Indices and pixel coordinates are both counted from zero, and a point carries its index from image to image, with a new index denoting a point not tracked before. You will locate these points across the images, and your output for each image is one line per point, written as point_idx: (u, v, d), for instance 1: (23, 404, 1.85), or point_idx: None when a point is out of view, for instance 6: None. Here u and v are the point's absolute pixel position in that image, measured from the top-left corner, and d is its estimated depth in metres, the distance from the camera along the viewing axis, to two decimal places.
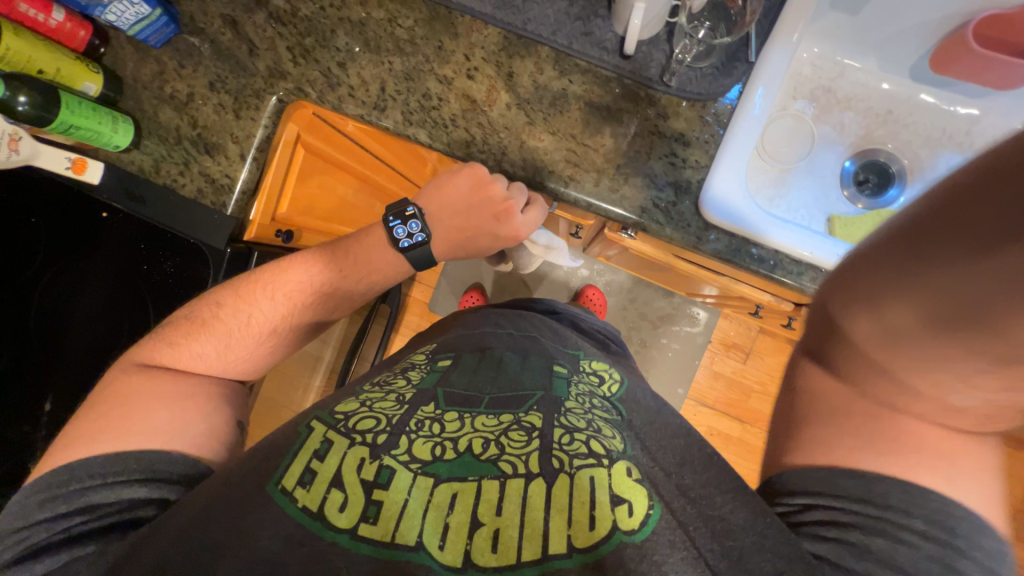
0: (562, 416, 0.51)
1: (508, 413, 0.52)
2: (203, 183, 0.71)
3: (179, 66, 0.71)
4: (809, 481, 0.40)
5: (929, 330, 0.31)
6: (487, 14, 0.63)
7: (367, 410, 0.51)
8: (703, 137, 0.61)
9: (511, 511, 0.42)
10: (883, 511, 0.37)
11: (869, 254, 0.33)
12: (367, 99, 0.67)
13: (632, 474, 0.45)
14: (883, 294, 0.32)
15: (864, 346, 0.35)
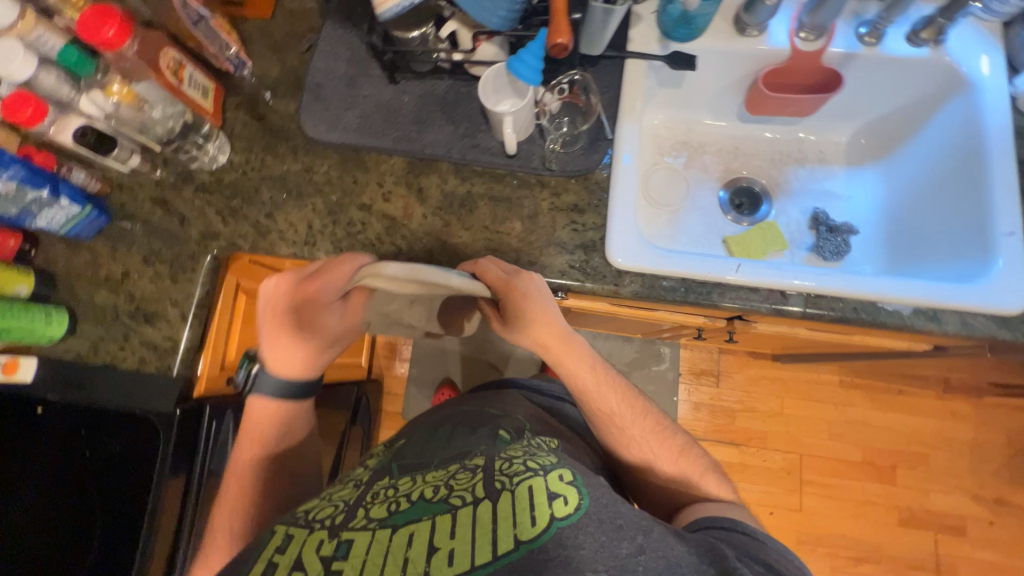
0: (504, 451, 0.53)
1: (455, 463, 0.52)
2: (146, 352, 0.72)
3: (113, 250, 0.75)
4: (710, 518, 0.56)
5: (557, 336, 0.65)
6: (389, 147, 0.74)
7: (326, 501, 0.50)
8: (593, 203, 0.72)
9: (463, 530, 0.42)
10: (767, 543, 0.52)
11: (569, 342, 0.65)
12: (297, 238, 0.73)
13: (564, 477, 0.47)
14: (575, 346, 0.66)
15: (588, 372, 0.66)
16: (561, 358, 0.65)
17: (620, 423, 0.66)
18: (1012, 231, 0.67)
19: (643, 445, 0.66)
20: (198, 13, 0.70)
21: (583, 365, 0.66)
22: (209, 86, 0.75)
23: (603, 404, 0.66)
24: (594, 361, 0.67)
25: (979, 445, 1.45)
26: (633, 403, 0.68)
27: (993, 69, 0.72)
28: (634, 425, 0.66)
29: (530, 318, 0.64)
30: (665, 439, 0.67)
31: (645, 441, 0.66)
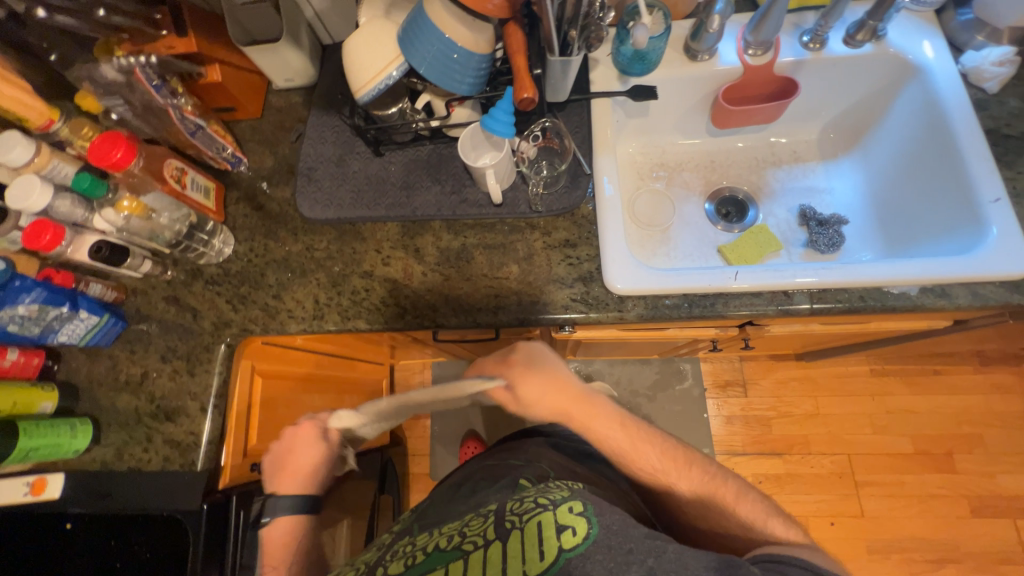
0: (516, 493, 0.56)
1: (470, 512, 0.56)
2: (169, 450, 0.73)
3: (131, 353, 0.78)
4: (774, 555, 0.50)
5: (574, 399, 0.65)
6: (383, 215, 0.78)
7: (357, 566, 0.54)
8: (584, 236, 0.74)
9: (477, 572, 0.47)
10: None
11: (587, 403, 0.65)
12: (305, 315, 0.76)
13: (571, 508, 0.51)
14: (594, 408, 0.65)
15: (615, 429, 0.65)
16: (584, 419, 0.65)
17: (659, 475, 0.64)
18: (996, 198, 0.68)
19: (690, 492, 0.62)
20: (195, 123, 0.76)
21: (610, 425, 0.65)
22: (210, 186, 0.80)
23: (636, 458, 0.64)
24: (620, 418, 0.66)
25: None
26: (672, 454, 0.65)
27: (937, 52, 0.76)
28: (678, 480, 0.63)
29: (538, 394, 0.64)
30: (712, 482, 0.62)
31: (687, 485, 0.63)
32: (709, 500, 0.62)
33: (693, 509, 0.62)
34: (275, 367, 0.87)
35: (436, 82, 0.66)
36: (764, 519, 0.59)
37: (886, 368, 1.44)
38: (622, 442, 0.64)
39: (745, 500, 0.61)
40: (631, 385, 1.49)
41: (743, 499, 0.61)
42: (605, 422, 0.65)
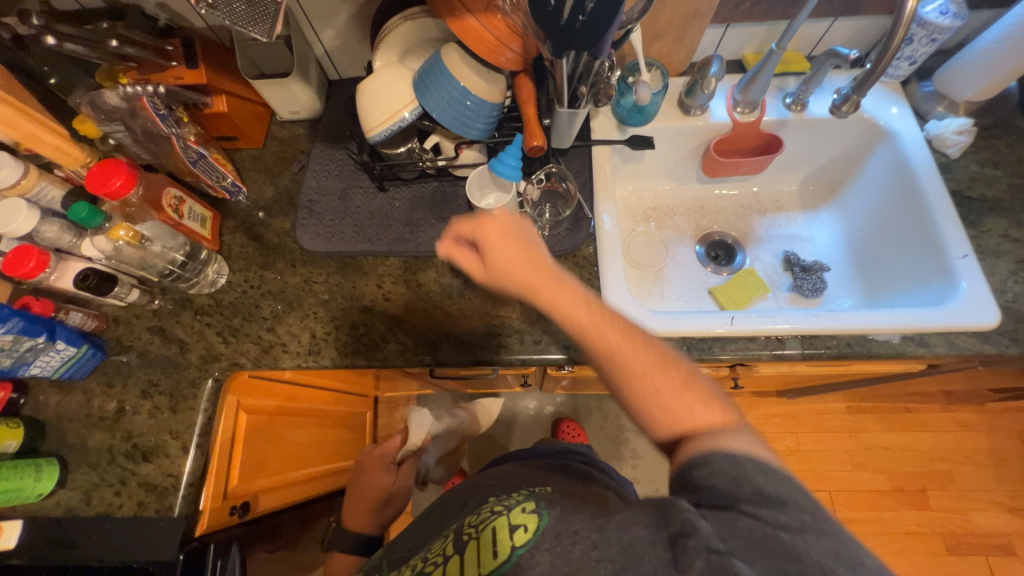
0: (482, 506, 0.53)
1: (440, 536, 0.55)
2: (144, 493, 0.68)
3: (108, 387, 0.73)
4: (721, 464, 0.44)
5: (540, 267, 0.53)
6: (385, 251, 0.78)
7: None
8: (586, 278, 0.76)
9: None
10: (818, 535, 0.37)
11: (552, 270, 0.53)
12: (300, 349, 0.74)
13: (526, 507, 0.46)
14: (560, 277, 0.52)
15: (587, 303, 0.51)
16: (548, 291, 0.52)
17: (635, 358, 0.48)
18: (965, 254, 0.73)
19: (645, 385, 0.47)
20: (198, 152, 0.74)
21: (580, 299, 0.51)
22: (207, 215, 0.78)
23: (599, 345, 0.49)
24: (584, 294, 0.52)
25: (1000, 454, 1.43)
26: (640, 333, 0.49)
27: (903, 118, 0.83)
28: (649, 362, 0.48)
29: (513, 261, 0.53)
30: (666, 377, 0.47)
31: (640, 380, 0.47)
32: (690, 391, 0.47)
33: (647, 405, 0.47)
34: (261, 401, 0.84)
35: (447, 126, 0.68)
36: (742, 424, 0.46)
37: (861, 405, 1.49)
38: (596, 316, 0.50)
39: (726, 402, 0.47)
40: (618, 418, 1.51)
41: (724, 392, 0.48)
42: (582, 294, 0.51)
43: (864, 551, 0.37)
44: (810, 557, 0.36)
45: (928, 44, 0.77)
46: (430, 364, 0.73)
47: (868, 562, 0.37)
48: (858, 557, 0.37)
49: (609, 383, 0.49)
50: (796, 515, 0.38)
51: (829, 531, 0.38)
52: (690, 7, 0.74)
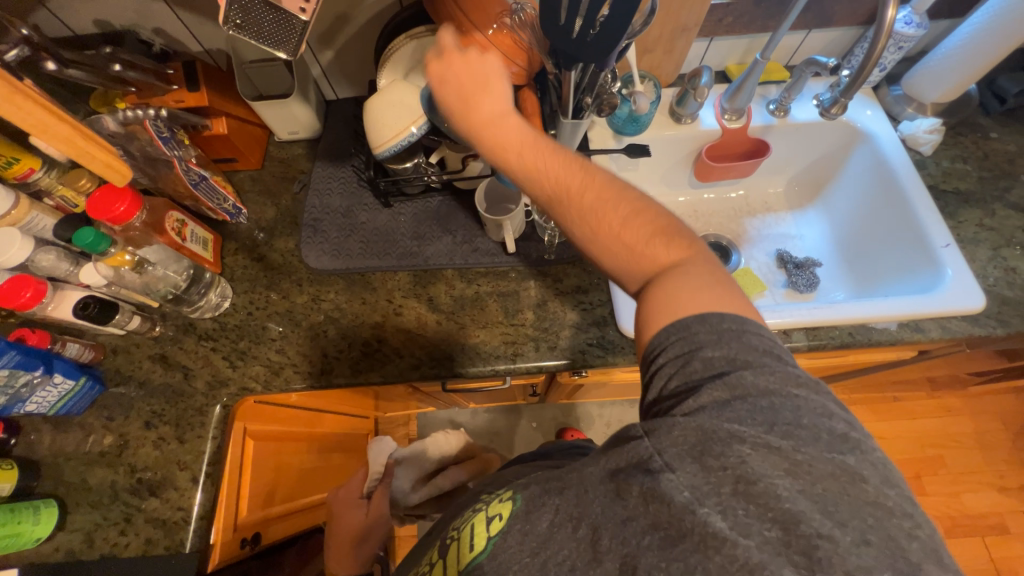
0: (472, 506, 0.53)
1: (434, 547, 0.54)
2: (152, 530, 0.65)
3: (107, 421, 0.70)
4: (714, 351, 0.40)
5: (485, 103, 0.52)
6: (394, 266, 0.78)
7: None
8: (596, 283, 0.77)
9: None
10: (756, 403, 0.37)
11: (494, 111, 0.53)
12: (311, 369, 0.73)
13: (504, 496, 0.46)
14: (500, 115, 0.52)
15: (526, 139, 0.51)
16: (487, 129, 0.52)
17: (577, 197, 0.48)
18: (947, 243, 0.78)
19: (585, 223, 0.47)
20: (199, 174, 0.73)
21: (518, 134, 0.51)
22: (208, 237, 0.77)
23: (534, 179, 0.50)
24: (530, 132, 0.52)
25: (984, 436, 1.49)
26: (580, 169, 0.49)
27: (877, 119, 0.89)
28: (586, 194, 0.48)
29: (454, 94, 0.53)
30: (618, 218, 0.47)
31: (584, 215, 0.47)
32: (629, 228, 0.47)
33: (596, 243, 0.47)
34: (267, 427, 0.81)
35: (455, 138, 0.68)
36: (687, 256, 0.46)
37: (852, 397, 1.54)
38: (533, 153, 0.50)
39: (670, 238, 0.47)
40: (621, 424, 1.53)
41: (670, 232, 0.47)
42: (519, 129, 0.52)
43: (808, 408, 0.37)
44: (745, 432, 0.36)
45: (897, 51, 0.83)
46: (447, 376, 0.73)
47: (806, 423, 0.36)
48: (795, 418, 0.37)
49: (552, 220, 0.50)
50: (733, 386, 0.38)
51: (770, 398, 0.37)
52: (678, 22, 0.78)
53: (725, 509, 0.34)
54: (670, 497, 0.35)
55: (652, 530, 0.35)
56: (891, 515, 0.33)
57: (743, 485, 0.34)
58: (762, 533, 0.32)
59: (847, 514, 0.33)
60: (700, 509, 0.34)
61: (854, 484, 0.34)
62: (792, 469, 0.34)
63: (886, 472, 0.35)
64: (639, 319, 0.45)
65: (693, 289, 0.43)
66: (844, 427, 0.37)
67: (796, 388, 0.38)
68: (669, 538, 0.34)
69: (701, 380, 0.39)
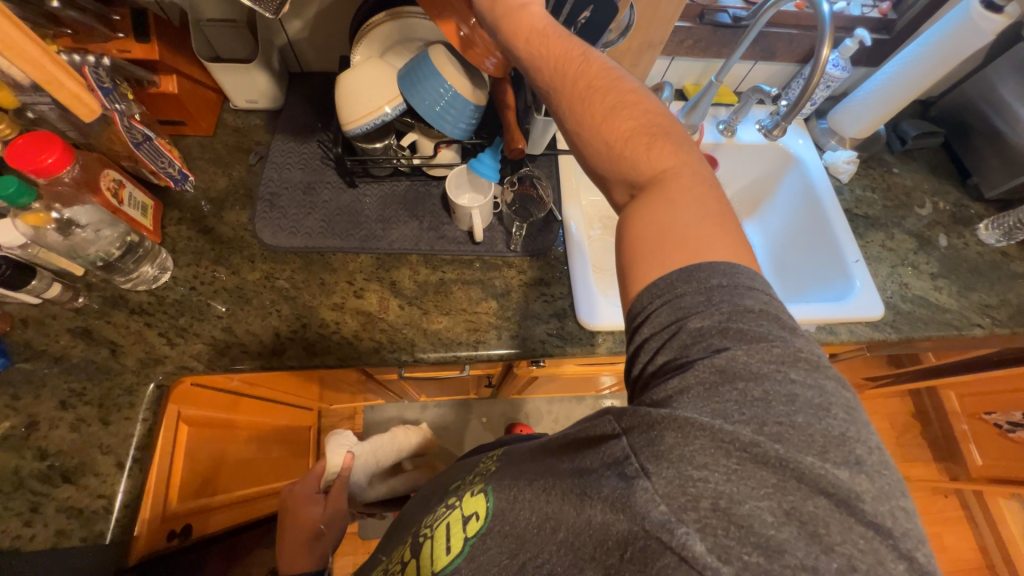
0: (439, 502, 0.57)
1: (406, 549, 0.55)
2: (66, 520, 0.58)
3: (13, 399, 0.62)
4: (698, 296, 0.42)
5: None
6: (356, 247, 0.76)
7: None
8: (558, 275, 0.80)
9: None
10: (745, 392, 0.37)
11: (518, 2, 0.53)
12: (263, 349, 0.69)
13: (475, 492, 0.50)
14: (522, 7, 0.53)
15: (543, 36, 0.52)
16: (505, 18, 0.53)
17: (583, 100, 0.51)
18: (856, 259, 0.89)
19: (580, 117, 0.51)
20: (143, 134, 0.68)
21: (538, 28, 0.52)
22: (148, 203, 0.71)
23: (543, 74, 0.52)
24: (551, 30, 0.53)
25: (877, 434, 1.71)
26: (592, 74, 0.52)
27: (806, 146, 1.01)
28: (590, 98, 0.51)
29: None
30: (621, 118, 0.50)
31: (586, 110, 0.50)
32: (628, 135, 0.50)
33: (594, 136, 0.51)
34: (204, 411, 0.75)
35: (430, 121, 0.68)
36: (683, 186, 0.47)
37: None
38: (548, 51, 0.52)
39: (670, 159, 0.49)
40: (569, 420, 1.58)
41: (674, 151, 0.49)
42: (538, 26, 0.53)
43: (804, 400, 0.36)
44: (732, 433, 0.35)
45: (826, 89, 0.95)
46: (408, 361, 0.72)
47: (800, 424, 0.35)
48: (788, 414, 0.36)
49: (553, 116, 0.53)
50: (723, 367, 0.38)
51: (760, 386, 0.37)
52: (645, 38, 0.83)
53: (703, 528, 0.33)
54: (646, 512, 0.35)
55: (631, 539, 0.35)
56: (889, 538, 0.32)
57: (724, 504, 0.34)
58: (742, 557, 0.32)
59: (836, 537, 0.32)
60: (678, 529, 0.33)
61: (846, 505, 0.33)
62: (778, 487, 0.34)
63: (881, 488, 0.34)
64: (629, 273, 0.47)
65: (679, 214, 0.46)
66: (840, 426, 0.36)
67: (792, 371, 0.37)
68: (646, 551, 0.34)
69: (691, 356, 0.40)
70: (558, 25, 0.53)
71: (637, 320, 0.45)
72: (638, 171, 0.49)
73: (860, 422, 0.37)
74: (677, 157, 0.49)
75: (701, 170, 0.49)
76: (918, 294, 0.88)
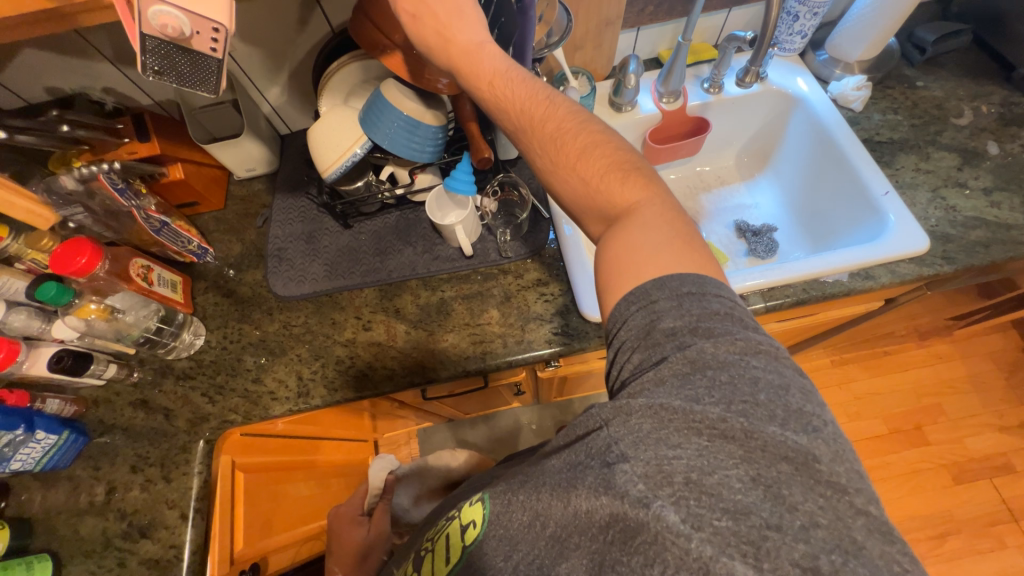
0: (449, 514, 0.60)
1: (413, 554, 0.60)
2: (146, 570, 0.66)
3: (95, 471, 0.71)
4: (667, 299, 0.41)
5: (461, 40, 0.52)
6: (359, 283, 0.80)
7: None
8: (554, 273, 0.79)
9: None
10: (714, 377, 0.37)
11: (473, 44, 0.52)
12: (290, 394, 0.74)
13: (476, 501, 0.51)
14: (476, 51, 0.52)
15: (503, 78, 0.52)
16: (458, 60, 0.52)
17: (551, 138, 0.51)
18: (886, 191, 0.80)
19: (547, 153, 0.51)
20: (160, 221, 0.76)
21: (496, 69, 0.52)
22: (177, 279, 0.79)
23: (507, 115, 0.52)
24: (510, 70, 0.52)
25: (980, 378, 1.50)
26: (556, 113, 0.52)
27: (810, 85, 0.92)
28: (558, 136, 0.51)
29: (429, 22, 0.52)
30: (590, 159, 0.50)
31: (556, 148, 0.50)
32: (596, 169, 0.50)
33: (566, 174, 0.50)
34: (259, 458, 0.82)
35: (398, 153, 0.71)
36: (648, 207, 0.47)
37: (844, 358, 1.55)
38: (511, 90, 0.52)
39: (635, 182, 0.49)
40: None
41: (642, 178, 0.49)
42: (496, 68, 0.52)
43: (765, 382, 0.36)
44: (701, 414, 0.35)
45: (813, 18, 0.86)
46: (419, 382, 0.74)
47: (763, 401, 0.36)
48: (751, 393, 0.36)
49: (522, 153, 0.53)
50: (693, 359, 0.38)
51: (728, 372, 0.37)
52: (601, 16, 0.82)
53: (677, 501, 0.33)
54: (624, 491, 0.34)
55: (611, 523, 0.35)
56: (843, 493, 0.32)
57: (695, 477, 0.33)
58: (713, 524, 0.31)
59: (799, 497, 0.32)
60: (653, 503, 0.33)
61: (805, 468, 0.33)
62: (745, 457, 0.33)
63: (836, 448, 0.34)
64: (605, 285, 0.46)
65: (648, 234, 0.45)
66: (798, 402, 0.36)
67: (755, 358, 0.38)
68: (626, 531, 0.34)
69: (664, 353, 0.39)
70: (519, 68, 0.53)
71: (614, 326, 0.44)
72: (610, 204, 0.49)
73: (818, 400, 0.37)
74: (648, 189, 0.49)
75: (673, 201, 0.49)
76: (969, 214, 0.78)
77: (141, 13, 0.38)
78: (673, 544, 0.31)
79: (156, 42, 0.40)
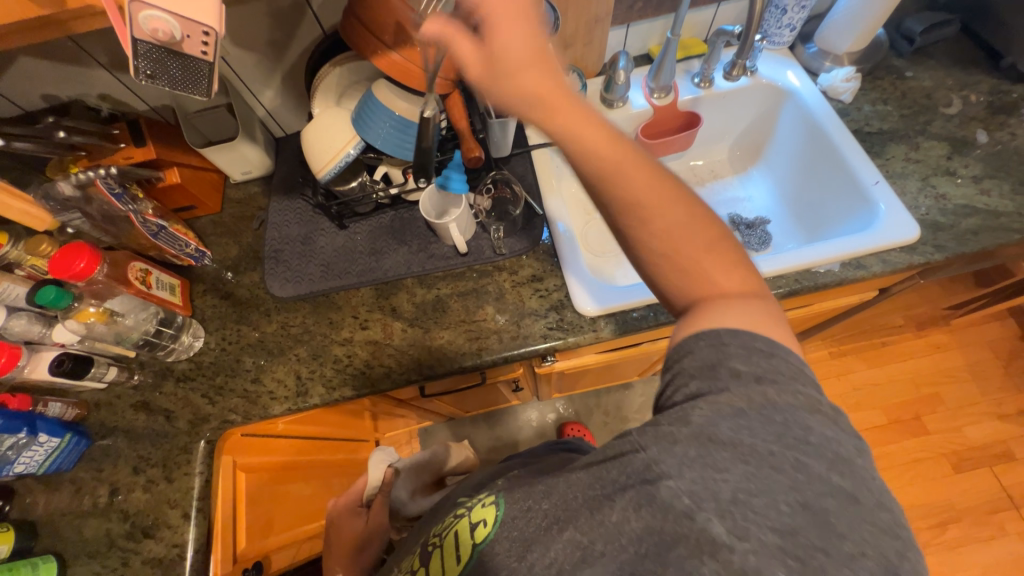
0: (450, 509, 0.61)
1: (413, 549, 0.60)
2: (151, 569, 0.67)
3: (97, 473, 0.72)
4: (742, 359, 0.39)
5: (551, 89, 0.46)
6: (355, 282, 0.81)
7: None
8: (548, 269, 0.80)
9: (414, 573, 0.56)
10: (768, 416, 0.37)
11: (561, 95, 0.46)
12: (288, 394, 0.75)
13: (488, 500, 0.49)
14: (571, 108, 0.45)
15: (604, 142, 0.44)
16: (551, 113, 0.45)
17: (653, 213, 0.43)
18: (877, 180, 0.81)
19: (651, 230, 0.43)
20: (157, 225, 0.76)
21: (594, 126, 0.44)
22: (175, 282, 0.80)
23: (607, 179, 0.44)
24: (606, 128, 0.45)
25: (979, 367, 1.50)
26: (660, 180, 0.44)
27: (800, 78, 0.92)
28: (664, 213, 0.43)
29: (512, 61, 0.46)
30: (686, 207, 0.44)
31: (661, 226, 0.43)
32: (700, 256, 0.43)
33: (668, 256, 0.43)
34: (259, 457, 0.83)
35: (391, 153, 0.71)
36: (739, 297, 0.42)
37: (843, 350, 1.55)
38: (612, 155, 0.44)
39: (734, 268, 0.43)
40: (620, 411, 1.55)
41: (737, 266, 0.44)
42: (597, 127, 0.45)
43: (818, 431, 0.36)
44: (756, 448, 0.35)
45: (801, 10, 0.87)
46: (417, 379, 0.75)
47: (814, 444, 0.36)
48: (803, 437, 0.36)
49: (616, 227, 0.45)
50: (751, 397, 0.37)
51: (782, 414, 0.37)
52: (590, 14, 0.82)
53: (724, 515, 0.34)
54: (669, 505, 0.35)
55: (645, 536, 0.35)
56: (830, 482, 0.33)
57: (742, 497, 0.34)
58: (758, 538, 0.33)
59: (832, 519, 0.33)
60: (699, 516, 0.34)
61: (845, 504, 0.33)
62: (793, 487, 0.34)
63: (872, 494, 0.35)
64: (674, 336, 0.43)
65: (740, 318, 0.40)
66: (848, 454, 0.36)
67: (812, 416, 0.37)
68: (662, 545, 0.35)
69: (722, 384, 0.39)
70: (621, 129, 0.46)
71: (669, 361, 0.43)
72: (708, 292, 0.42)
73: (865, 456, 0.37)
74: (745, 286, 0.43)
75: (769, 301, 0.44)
76: (960, 203, 0.78)
77: (132, 19, 0.39)
78: (712, 559, 0.33)
79: (148, 47, 0.41)
